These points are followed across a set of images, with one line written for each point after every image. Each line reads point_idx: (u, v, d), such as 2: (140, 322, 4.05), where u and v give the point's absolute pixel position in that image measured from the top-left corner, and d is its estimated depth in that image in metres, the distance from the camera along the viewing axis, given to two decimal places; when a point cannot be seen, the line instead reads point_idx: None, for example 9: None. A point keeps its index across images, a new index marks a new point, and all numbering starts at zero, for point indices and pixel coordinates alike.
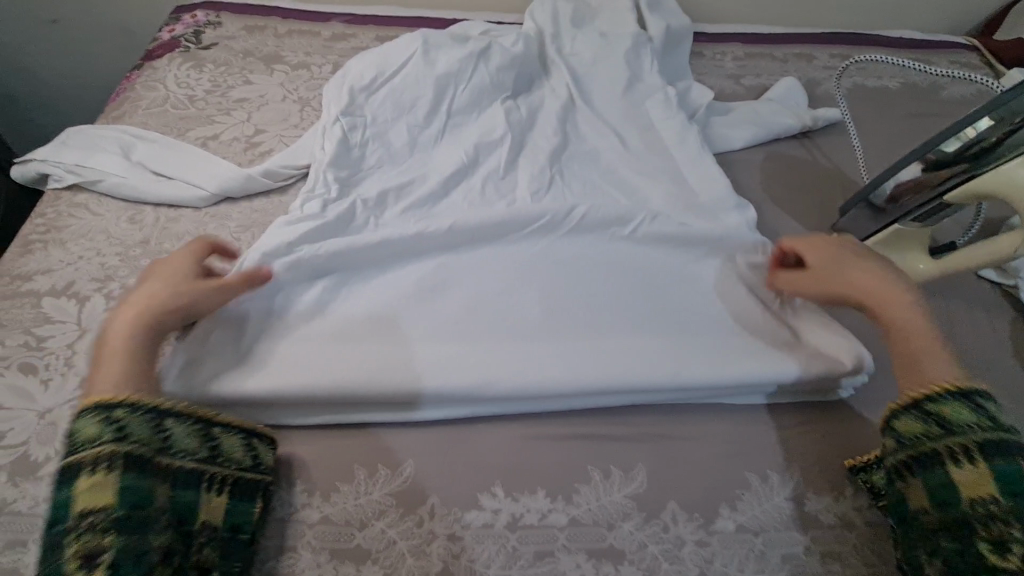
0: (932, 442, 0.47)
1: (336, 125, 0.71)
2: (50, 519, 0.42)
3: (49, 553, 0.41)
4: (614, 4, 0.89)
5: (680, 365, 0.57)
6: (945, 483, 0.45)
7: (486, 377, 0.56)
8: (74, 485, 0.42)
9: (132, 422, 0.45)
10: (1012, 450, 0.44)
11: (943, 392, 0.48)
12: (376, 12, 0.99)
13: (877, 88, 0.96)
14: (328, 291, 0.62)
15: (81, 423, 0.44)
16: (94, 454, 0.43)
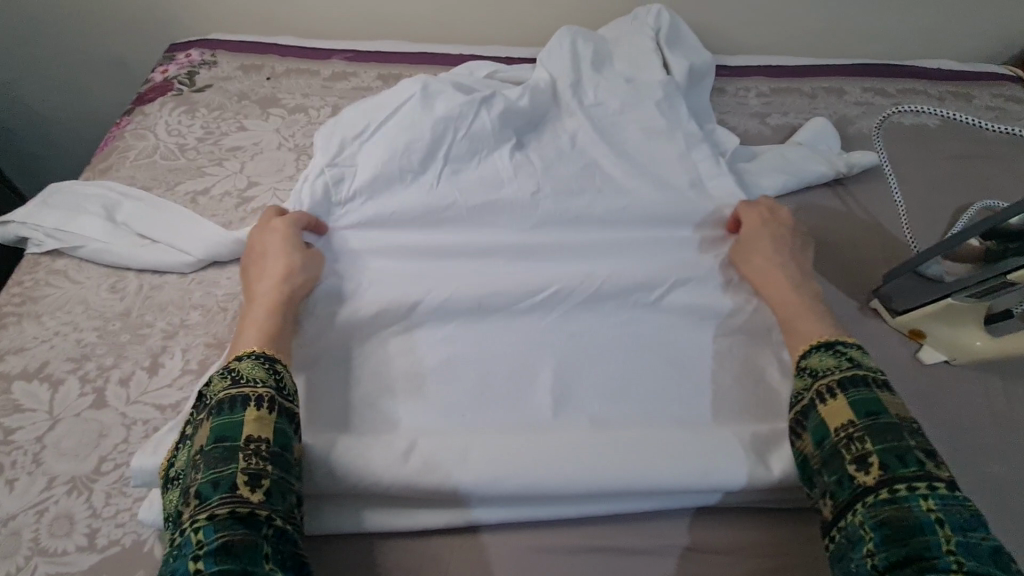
0: (808, 390, 0.50)
1: (321, 178, 0.66)
2: (213, 442, 0.43)
3: (215, 471, 0.42)
4: (635, 47, 0.85)
5: (712, 459, 0.51)
6: (817, 424, 0.47)
7: (495, 477, 0.50)
8: (240, 414, 0.45)
9: (286, 373, 0.50)
10: (867, 382, 0.48)
11: (817, 346, 0.53)
12: (378, 47, 0.94)
13: (917, 128, 0.89)
14: (320, 370, 0.58)
15: (248, 364, 0.48)
16: (259, 393, 0.47)
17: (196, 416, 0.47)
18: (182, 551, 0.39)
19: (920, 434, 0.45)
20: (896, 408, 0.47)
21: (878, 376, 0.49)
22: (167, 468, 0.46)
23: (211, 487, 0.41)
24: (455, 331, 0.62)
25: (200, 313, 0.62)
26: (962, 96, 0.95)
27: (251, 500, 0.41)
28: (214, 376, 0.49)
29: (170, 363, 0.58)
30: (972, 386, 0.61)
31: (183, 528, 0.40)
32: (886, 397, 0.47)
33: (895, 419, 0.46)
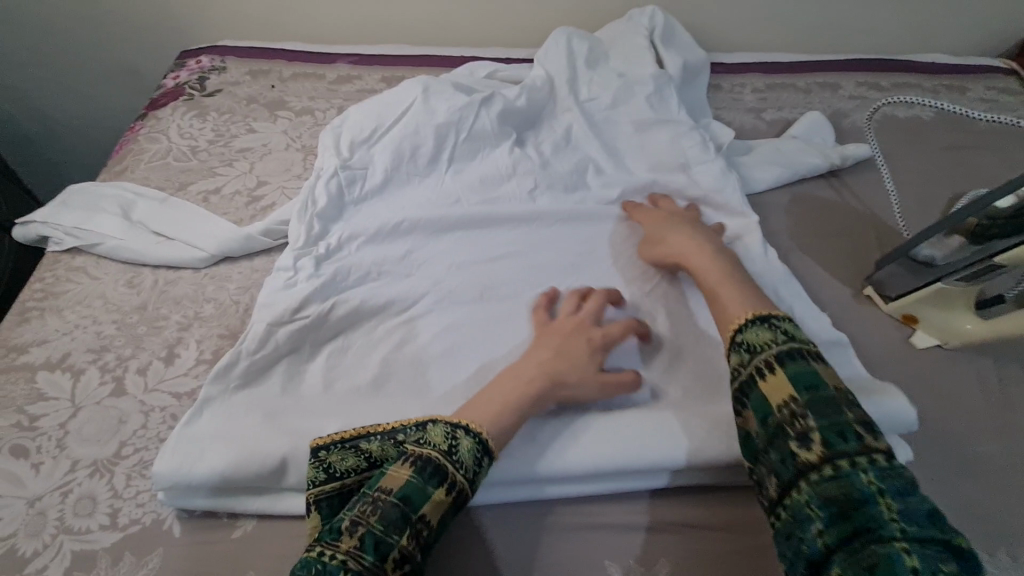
0: (745, 370, 0.48)
1: (334, 179, 0.71)
2: (399, 497, 0.44)
3: (384, 529, 0.42)
4: (628, 43, 0.87)
5: (707, 445, 0.53)
6: (761, 403, 0.45)
7: (524, 467, 0.52)
8: (434, 488, 0.45)
9: (484, 473, 0.48)
10: (752, 381, 0.47)
11: (732, 354, 0.51)
12: (381, 50, 0.97)
13: (909, 120, 0.90)
14: (331, 356, 0.60)
15: (462, 441, 0.48)
16: (456, 479, 0.46)
17: (410, 447, 0.47)
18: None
19: (800, 418, 0.43)
20: (778, 392, 0.45)
21: (761, 364, 0.47)
22: (358, 435, 0.50)
23: (372, 544, 0.42)
24: (457, 318, 0.64)
25: (213, 306, 0.65)
26: (957, 89, 0.96)
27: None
28: (437, 425, 0.49)
29: (186, 353, 0.61)
30: (966, 369, 0.63)
31: (335, 552, 0.41)
32: (769, 384, 0.46)
33: (780, 414, 0.44)
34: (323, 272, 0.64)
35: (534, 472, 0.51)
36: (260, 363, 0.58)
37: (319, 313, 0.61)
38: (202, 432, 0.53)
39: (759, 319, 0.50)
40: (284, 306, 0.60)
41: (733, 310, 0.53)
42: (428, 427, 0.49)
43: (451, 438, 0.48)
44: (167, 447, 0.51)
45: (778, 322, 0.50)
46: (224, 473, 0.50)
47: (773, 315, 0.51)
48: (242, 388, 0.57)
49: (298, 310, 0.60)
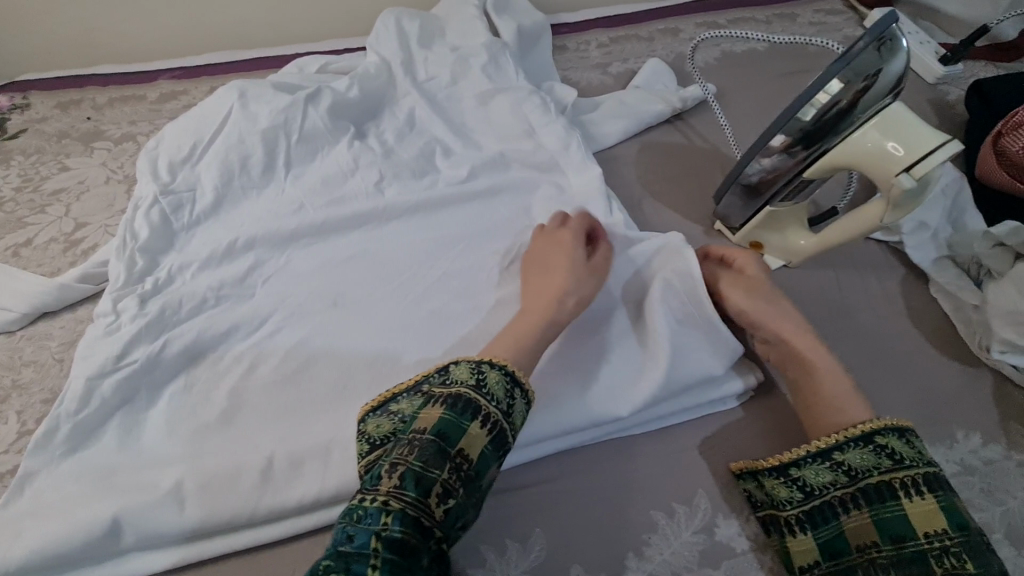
0: (880, 474, 0.47)
1: (156, 207, 0.65)
2: (434, 434, 0.44)
3: (426, 466, 0.43)
4: (461, 16, 0.85)
5: (558, 399, 0.53)
6: (892, 518, 0.45)
7: (540, 425, 0.52)
8: (467, 422, 0.45)
9: (514, 404, 0.48)
10: (895, 491, 0.46)
11: (850, 438, 0.48)
12: (206, 60, 0.90)
13: (746, 53, 0.93)
14: (172, 399, 0.56)
15: (491, 378, 0.48)
16: (489, 410, 0.46)
17: (437, 388, 0.48)
18: (367, 520, 0.40)
19: (950, 555, 0.43)
20: (925, 522, 0.44)
21: (905, 477, 0.46)
22: (389, 399, 0.50)
23: (413, 480, 0.42)
24: (310, 328, 0.61)
25: (33, 370, 0.58)
26: (787, 17, 0.99)
27: (435, 516, 0.42)
28: (460, 364, 0.49)
29: (5, 428, 0.55)
30: (806, 285, 0.66)
31: (377, 495, 0.41)
32: (915, 506, 0.45)
33: (924, 543, 0.44)
34: (149, 310, 0.59)
35: (546, 429, 0.52)
36: (87, 422, 0.53)
37: (146, 355, 0.56)
38: (24, 511, 0.49)
39: (893, 428, 0.48)
40: (105, 356, 0.55)
41: (851, 413, 0.50)
42: (451, 367, 0.49)
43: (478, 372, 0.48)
44: None
45: (915, 433, 0.48)
46: (48, 549, 0.46)
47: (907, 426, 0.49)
48: (70, 454, 0.52)
49: (122, 356, 0.56)
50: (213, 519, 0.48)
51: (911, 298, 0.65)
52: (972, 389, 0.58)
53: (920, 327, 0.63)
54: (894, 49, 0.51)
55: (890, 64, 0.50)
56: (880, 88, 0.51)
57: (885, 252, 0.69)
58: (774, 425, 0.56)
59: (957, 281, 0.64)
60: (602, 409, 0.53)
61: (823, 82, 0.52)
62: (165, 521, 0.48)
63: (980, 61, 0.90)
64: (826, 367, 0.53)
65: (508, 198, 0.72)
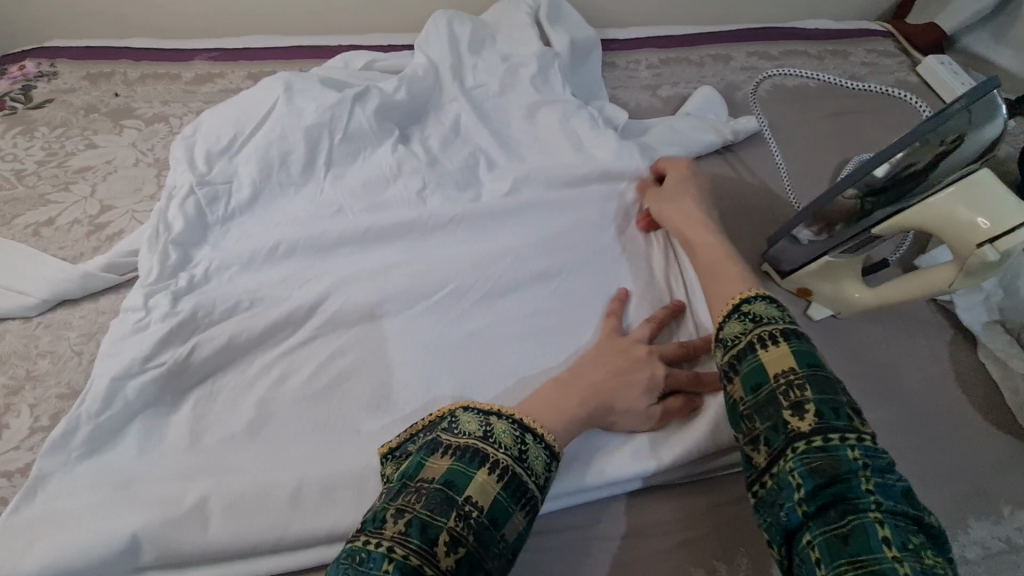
0: (744, 337, 0.44)
1: (190, 198, 0.62)
2: (440, 483, 0.40)
3: (430, 513, 0.39)
4: (514, 23, 0.83)
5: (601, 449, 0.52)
6: (754, 367, 0.42)
7: (587, 470, 0.51)
8: (475, 469, 0.41)
9: (530, 449, 0.45)
10: (752, 346, 0.43)
11: (727, 312, 0.47)
12: (245, 43, 0.87)
13: (797, 88, 0.91)
14: (198, 405, 0.53)
15: (499, 426, 0.45)
16: (499, 458, 0.42)
17: (443, 436, 0.44)
18: (369, 565, 0.36)
19: (795, 388, 0.40)
20: (778, 367, 0.41)
21: (766, 331, 0.43)
22: (408, 439, 0.47)
23: (418, 527, 0.38)
24: (345, 342, 0.58)
25: (50, 361, 0.55)
26: (839, 54, 0.98)
27: (441, 565, 0.37)
28: (467, 410, 0.46)
29: (16, 423, 0.52)
30: (857, 337, 0.64)
31: (381, 539, 0.38)
32: (769, 355, 0.42)
33: (775, 383, 0.41)
34: (178, 309, 0.56)
35: (593, 476, 0.51)
36: (108, 425, 0.50)
37: (174, 359, 0.53)
38: (36, 517, 0.46)
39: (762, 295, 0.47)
40: (130, 356, 0.52)
41: (730, 288, 0.52)
42: (458, 414, 0.46)
43: (486, 421, 0.45)
44: None
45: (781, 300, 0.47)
46: (62, 562, 0.43)
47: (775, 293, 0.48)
48: (88, 458, 0.49)
49: (148, 357, 0.53)
50: (237, 542, 0.45)
51: (959, 361, 0.64)
52: (1019, 462, 0.57)
53: (968, 393, 0.62)
54: (986, 118, 0.49)
55: (976, 130, 0.49)
56: (960, 155, 0.50)
57: (934, 310, 0.67)
58: None
59: (1009, 347, 0.62)
60: (654, 465, 0.51)
61: (907, 142, 0.50)
62: (188, 541, 0.45)
63: None
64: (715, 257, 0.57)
65: (554, 216, 0.69)
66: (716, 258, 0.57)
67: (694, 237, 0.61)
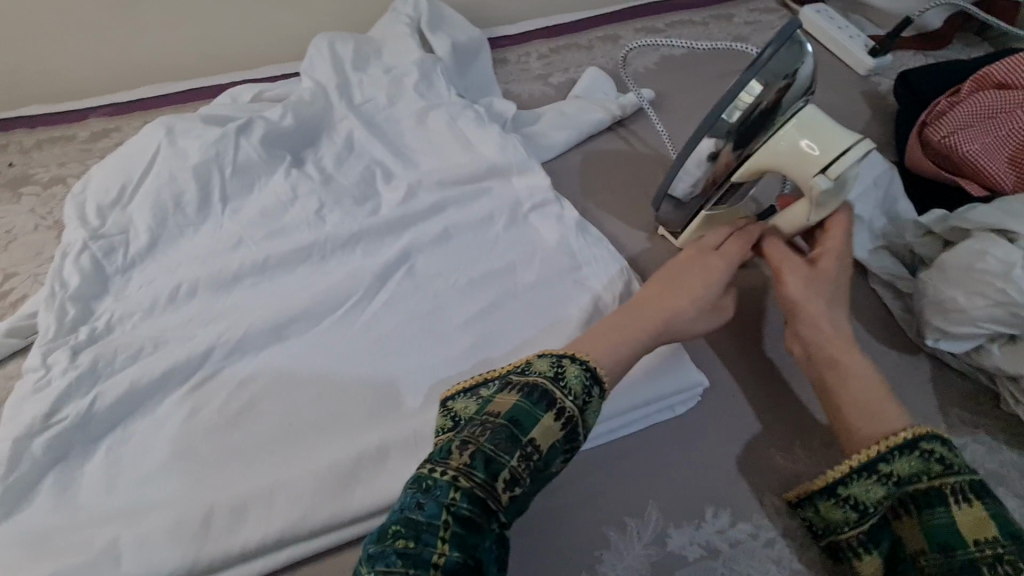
0: (929, 481, 0.44)
1: (85, 253, 0.64)
2: (507, 418, 0.43)
3: (499, 447, 0.42)
4: (395, 35, 0.85)
5: None
6: (946, 529, 0.43)
7: None
8: (540, 412, 0.44)
9: (592, 400, 0.47)
10: (944, 499, 0.43)
11: (889, 448, 0.46)
12: (138, 94, 0.88)
13: (682, 56, 0.94)
14: (109, 451, 0.54)
15: (573, 372, 0.47)
16: (566, 404, 0.45)
17: (515, 377, 0.47)
18: (436, 492, 0.40)
19: (1003, 564, 0.41)
20: (976, 533, 0.42)
21: (955, 484, 0.43)
22: (479, 385, 0.49)
23: (483, 461, 0.41)
24: (252, 368, 0.60)
25: None
26: (722, 18, 1.01)
27: (499, 500, 0.41)
28: (542, 357, 0.49)
29: None
30: (750, 280, 0.68)
31: (448, 468, 0.41)
32: (965, 515, 0.42)
33: (975, 552, 0.41)
34: (81, 362, 0.57)
35: None
36: (19, 484, 0.51)
37: (78, 411, 0.54)
38: None
39: (931, 437, 0.45)
40: (33, 415, 0.53)
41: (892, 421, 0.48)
42: (531, 360, 0.49)
43: (558, 367, 0.48)
44: None
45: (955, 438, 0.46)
46: None
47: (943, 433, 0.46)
48: (1, 520, 0.50)
49: (52, 414, 0.54)
50: (151, 574, 0.46)
51: (852, 290, 0.66)
52: (910, 375, 0.60)
53: (861, 319, 0.64)
54: (800, 52, 0.52)
55: (796, 66, 0.52)
56: (795, 91, 0.52)
57: None
58: (725, 428, 0.56)
59: (893, 269, 0.65)
60: None
61: (743, 83, 0.52)
62: None
63: (910, 52, 0.93)
64: (865, 376, 0.50)
65: (452, 214, 0.72)
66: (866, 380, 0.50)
67: (848, 357, 0.52)
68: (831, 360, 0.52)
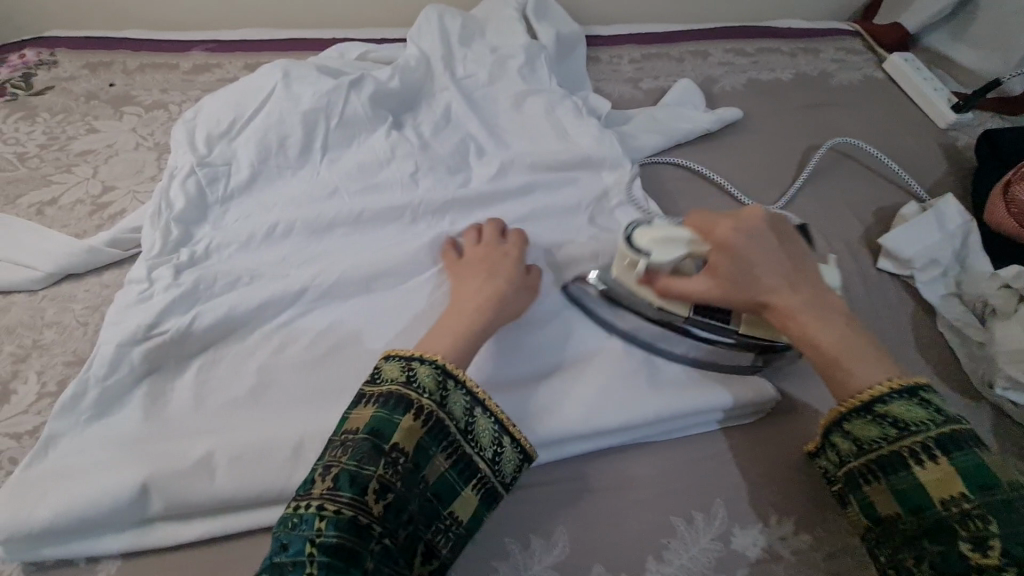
0: (889, 444, 0.45)
1: (192, 178, 0.65)
2: (366, 432, 0.45)
3: (357, 463, 0.44)
4: (501, 17, 0.87)
5: (600, 399, 0.55)
6: (907, 488, 0.44)
7: (580, 421, 0.54)
8: (399, 416, 0.46)
9: (451, 395, 0.48)
10: (905, 461, 0.44)
11: (854, 407, 0.47)
12: (242, 35, 0.90)
13: (770, 82, 0.96)
14: (201, 371, 0.55)
15: (420, 377, 0.48)
16: (422, 404, 0.47)
17: (367, 390, 0.48)
18: (302, 526, 0.42)
19: (973, 518, 0.41)
20: (938, 490, 0.43)
21: (913, 445, 0.44)
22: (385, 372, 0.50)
23: (347, 480, 0.43)
24: (341, 313, 0.61)
25: (55, 331, 0.57)
26: (811, 51, 1.03)
27: (372, 513, 0.42)
28: (390, 360, 0.50)
29: (24, 389, 0.54)
30: None
31: (311, 499, 0.43)
32: (928, 474, 0.43)
33: (943, 511, 0.42)
34: (183, 281, 0.58)
35: (585, 426, 0.53)
36: (115, 388, 0.52)
37: (178, 327, 0.55)
38: (47, 473, 0.48)
39: (905, 389, 0.46)
40: (136, 324, 0.54)
41: (858, 378, 0.47)
42: (383, 364, 0.49)
43: (410, 369, 0.48)
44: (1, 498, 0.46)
45: (930, 392, 0.46)
46: (71, 514, 0.45)
47: (921, 383, 0.46)
48: (96, 419, 0.51)
49: (153, 326, 0.55)
50: (242, 492, 0.48)
51: (921, 331, 0.68)
52: (972, 420, 0.62)
53: (928, 360, 0.66)
54: None
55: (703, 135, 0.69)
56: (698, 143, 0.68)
57: (897, 285, 0.72)
58: (796, 441, 0.58)
59: (964, 317, 0.67)
60: (627, 411, 0.55)
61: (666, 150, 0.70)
62: (195, 490, 0.47)
63: (991, 112, 0.95)
64: (832, 339, 0.49)
65: (541, 197, 0.73)
66: (832, 343, 0.49)
67: (805, 319, 0.50)
68: (789, 315, 0.51)
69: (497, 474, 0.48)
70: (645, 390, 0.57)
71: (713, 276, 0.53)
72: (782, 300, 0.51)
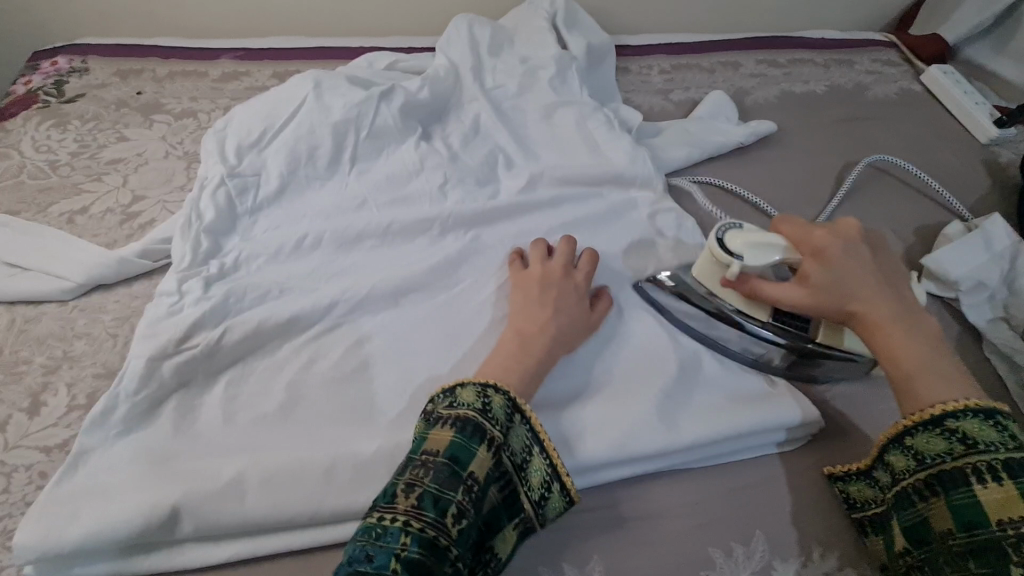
0: (953, 460, 0.43)
1: (222, 189, 0.65)
2: (446, 458, 0.44)
3: (442, 487, 0.43)
4: (532, 27, 0.86)
5: (638, 424, 0.53)
6: (965, 503, 0.42)
7: (614, 446, 0.52)
8: (477, 446, 0.45)
9: (515, 428, 0.48)
10: (966, 477, 0.42)
11: (917, 423, 0.45)
12: (270, 44, 0.90)
13: (804, 94, 0.94)
14: (229, 387, 0.55)
15: (497, 410, 0.47)
16: (495, 436, 0.46)
17: (443, 410, 0.47)
18: (386, 539, 0.40)
19: None
20: (1000, 511, 0.41)
21: (979, 462, 0.42)
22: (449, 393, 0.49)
23: (431, 500, 0.42)
24: (369, 330, 0.60)
25: (85, 342, 0.57)
26: (845, 62, 1.00)
27: (450, 535, 0.41)
28: (467, 385, 0.48)
29: (54, 401, 0.53)
30: None
31: (396, 514, 0.41)
32: (990, 494, 0.41)
33: (999, 531, 0.40)
34: (213, 295, 0.58)
35: (620, 451, 0.52)
36: (145, 403, 0.52)
37: (209, 341, 0.54)
38: (77, 488, 0.48)
39: (976, 407, 0.44)
40: (167, 337, 0.54)
41: (930, 394, 0.45)
42: (458, 389, 0.48)
43: (485, 399, 0.47)
44: (32, 514, 0.46)
45: (1007, 419, 0.43)
46: (100, 533, 0.45)
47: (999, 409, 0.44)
48: (125, 434, 0.51)
49: (184, 339, 0.55)
50: (273, 514, 0.47)
51: (965, 356, 0.66)
52: None
53: (974, 386, 0.63)
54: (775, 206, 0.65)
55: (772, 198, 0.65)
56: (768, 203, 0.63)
57: (940, 307, 0.69)
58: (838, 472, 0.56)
59: (1014, 342, 0.64)
60: (664, 437, 0.53)
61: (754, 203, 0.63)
62: (226, 511, 0.47)
63: None
64: (910, 355, 0.47)
65: (571, 210, 0.71)
66: (908, 355, 0.47)
67: (884, 332, 0.48)
68: (866, 323, 0.49)
69: (544, 515, 0.47)
70: (681, 416, 0.55)
71: (805, 284, 0.52)
72: (873, 315, 0.49)
